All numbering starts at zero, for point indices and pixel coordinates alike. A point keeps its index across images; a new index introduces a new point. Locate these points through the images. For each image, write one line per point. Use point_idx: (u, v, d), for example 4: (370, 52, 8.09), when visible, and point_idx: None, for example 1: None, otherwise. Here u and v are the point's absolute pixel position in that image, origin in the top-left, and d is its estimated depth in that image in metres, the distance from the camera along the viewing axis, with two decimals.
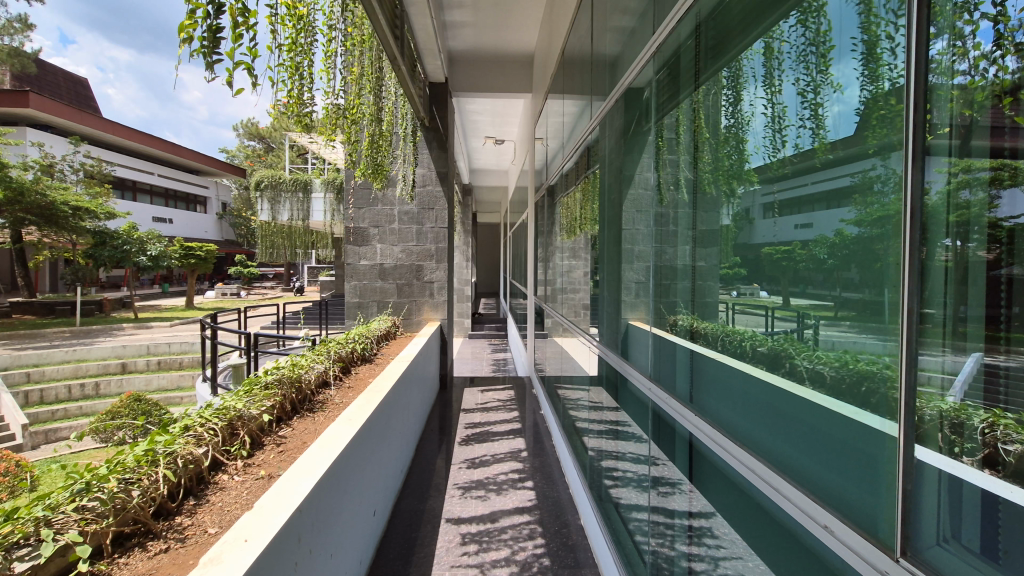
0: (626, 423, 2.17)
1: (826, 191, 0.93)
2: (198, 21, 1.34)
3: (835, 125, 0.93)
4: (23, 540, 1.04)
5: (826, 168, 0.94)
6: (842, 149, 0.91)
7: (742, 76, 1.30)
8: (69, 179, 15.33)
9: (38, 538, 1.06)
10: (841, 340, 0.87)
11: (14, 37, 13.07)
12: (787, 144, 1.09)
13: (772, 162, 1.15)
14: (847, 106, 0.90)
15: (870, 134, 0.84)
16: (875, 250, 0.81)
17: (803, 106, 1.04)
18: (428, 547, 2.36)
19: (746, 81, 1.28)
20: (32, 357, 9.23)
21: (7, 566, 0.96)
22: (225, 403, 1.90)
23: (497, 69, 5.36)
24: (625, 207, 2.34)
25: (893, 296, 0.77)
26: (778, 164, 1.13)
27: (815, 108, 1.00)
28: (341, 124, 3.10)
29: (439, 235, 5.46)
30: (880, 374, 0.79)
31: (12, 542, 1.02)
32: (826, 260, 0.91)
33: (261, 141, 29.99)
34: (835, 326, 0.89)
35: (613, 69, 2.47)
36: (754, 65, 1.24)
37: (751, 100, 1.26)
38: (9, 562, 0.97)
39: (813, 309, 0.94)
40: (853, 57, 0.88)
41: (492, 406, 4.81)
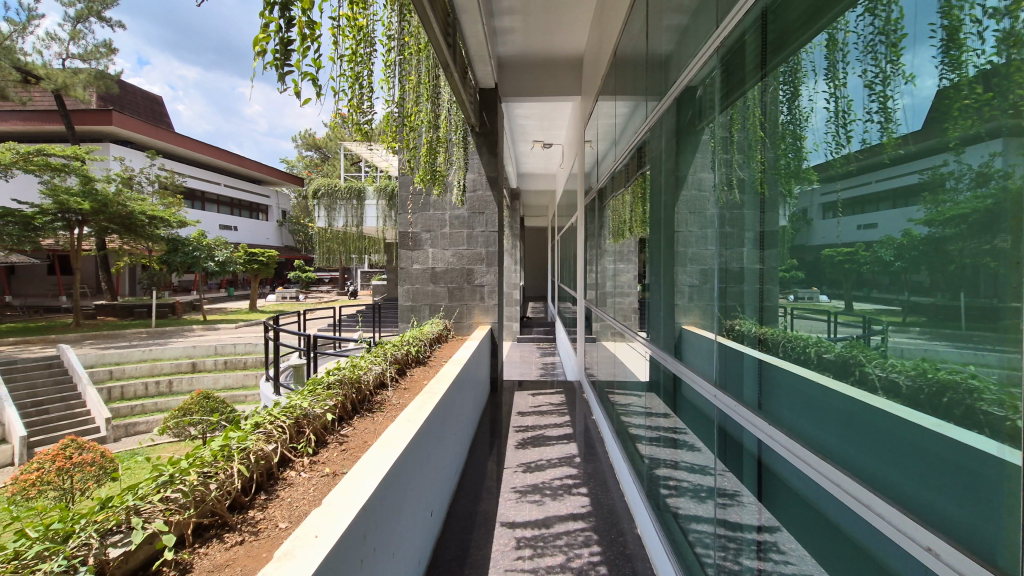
0: (683, 431, 2.09)
1: (891, 190, 0.89)
2: (271, 34, 1.41)
3: (906, 119, 0.87)
4: (116, 527, 1.11)
5: (894, 165, 0.90)
6: (914, 143, 0.85)
7: (802, 70, 1.23)
8: (146, 191, 16.52)
9: (128, 526, 1.13)
10: (912, 348, 0.84)
11: (99, 61, 14.35)
12: (852, 140, 1.03)
13: (834, 158, 1.09)
14: (918, 98, 0.85)
15: (950, 125, 0.78)
16: (948, 251, 0.77)
17: (871, 99, 0.98)
18: (484, 549, 2.37)
19: (806, 75, 1.21)
20: (114, 356, 9.95)
21: (103, 551, 1.02)
22: (291, 402, 1.95)
23: (546, 73, 5.37)
24: (678, 207, 2.28)
25: (973, 300, 0.73)
26: (841, 160, 1.07)
27: (882, 101, 0.94)
28: (399, 132, 3.21)
29: (489, 239, 5.50)
30: (964, 384, 0.74)
31: (107, 528, 1.09)
32: (892, 262, 0.88)
33: (318, 151, 31.14)
34: (905, 332, 0.86)
35: (666, 68, 2.42)
36: (814, 59, 1.18)
37: (811, 94, 1.19)
38: (104, 546, 1.03)
39: (881, 314, 0.91)
40: (930, 44, 0.83)
41: (544, 410, 4.79)
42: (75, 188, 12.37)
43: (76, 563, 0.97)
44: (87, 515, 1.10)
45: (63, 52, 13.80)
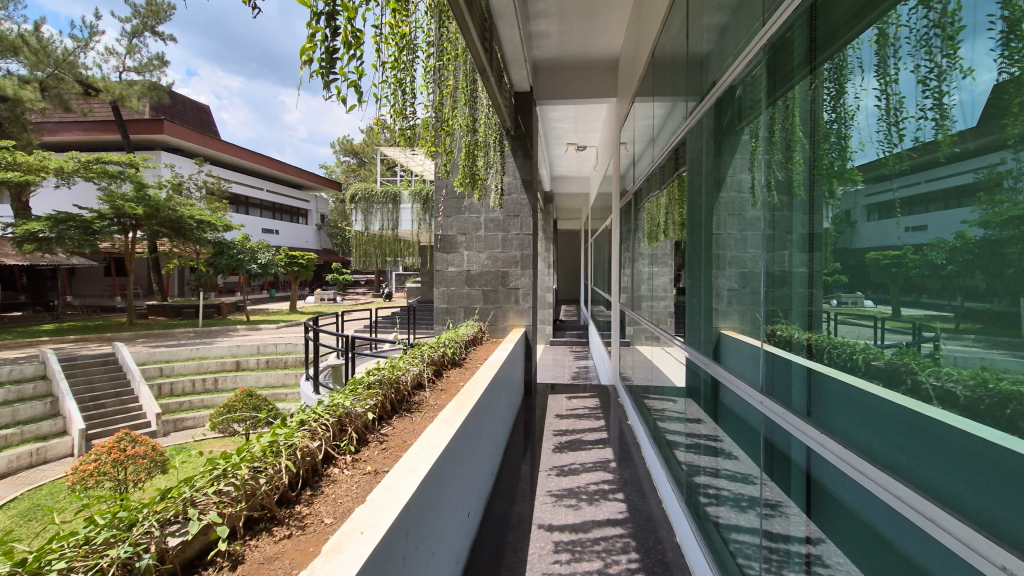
0: (723, 439, 2.04)
1: (944, 189, 0.86)
2: (317, 43, 1.44)
3: (963, 114, 0.84)
4: (174, 517, 1.15)
5: (949, 163, 0.86)
6: (972, 140, 0.82)
7: (849, 66, 1.18)
8: (194, 197, 17.27)
9: (185, 517, 1.17)
10: (966, 355, 0.81)
11: (153, 73, 15.23)
12: (905, 138, 0.99)
13: (884, 156, 1.05)
14: (973, 93, 0.82)
15: (1008, 122, 0.75)
16: (1005, 254, 0.75)
17: (924, 95, 0.94)
18: (520, 552, 2.36)
19: (853, 72, 1.17)
20: (164, 354, 10.39)
21: (163, 540, 1.06)
22: (333, 401, 2.00)
23: (581, 76, 5.35)
24: (716, 209, 2.24)
25: None
26: (893, 158, 1.02)
27: (937, 97, 0.90)
28: (438, 136, 3.26)
29: (524, 242, 5.50)
30: None
31: (167, 518, 1.14)
32: (944, 266, 0.86)
33: (355, 157, 31.87)
34: (958, 339, 0.83)
35: (705, 68, 2.38)
36: (862, 55, 1.13)
37: (857, 90, 1.15)
38: (164, 536, 1.08)
39: (933, 320, 0.88)
40: (989, 36, 0.80)
41: (579, 414, 4.76)
42: (130, 194, 13.02)
43: (141, 550, 1.01)
44: (148, 504, 1.15)
45: (120, 66, 14.58)
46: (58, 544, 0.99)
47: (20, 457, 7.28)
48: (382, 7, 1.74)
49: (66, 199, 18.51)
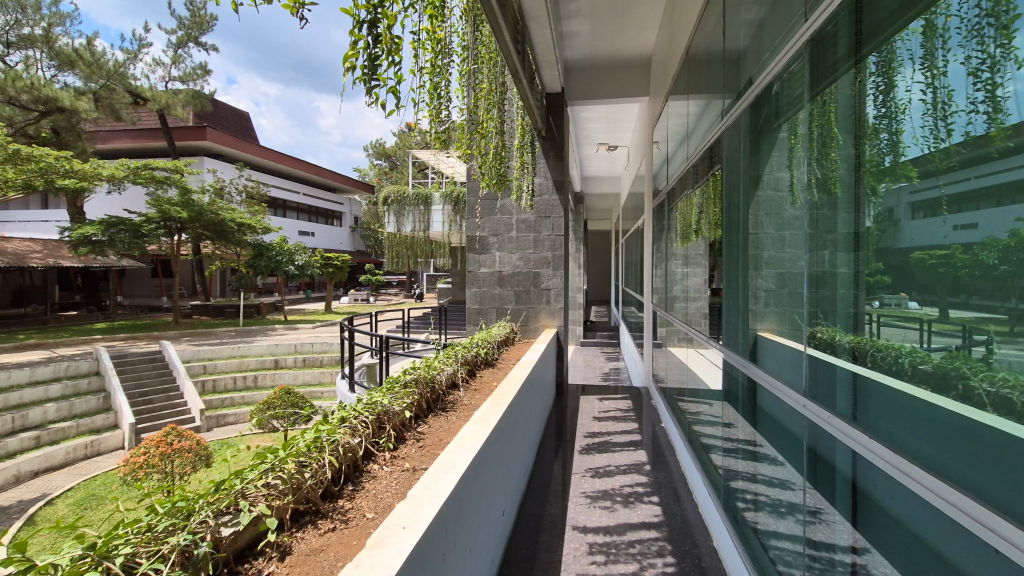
0: (763, 444, 1.99)
1: (995, 185, 0.83)
2: (359, 51, 1.48)
3: (1017, 107, 0.81)
4: (227, 508, 1.20)
5: (1002, 158, 0.83)
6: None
7: (895, 59, 1.14)
8: (235, 201, 17.93)
9: (236, 508, 1.22)
10: (1020, 360, 0.79)
11: (196, 82, 15.85)
12: (953, 132, 0.95)
13: (934, 151, 1.01)
14: None
15: None
16: None
17: (975, 88, 0.91)
18: (554, 553, 2.36)
19: (899, 64, 1.12)
20: (207, 352, 10.80)
21: (217, 530, 1.11)
22: (372, 398, 2.04)
23: (612, 75, 5.31)
24: (753, 208, 2.20)
25: None
26: (940, 155, 0.99)
27: (990, 89, 0.87)
28: (473, 138, 3.31)
29: (555, 243, 5.50)
30: None
31: (221, 508, 1.18)
32: (996, 266, 0.83)
33: (387, 159, 32.38)
34: (1012, 343, 0.80)
35: (741, 65, 2.34)
36: (910, 47, 1.09)
37: (907, 83, 1.10)
38: (218, 526, 1.12)
39: (984, 322, 0.85)
40: None
41: (611, 415, 4.72)
42: (176, 200, 13.64)
43: (198, 538, 1.06)
44: (204, 495, 1.21)
45: (166, 76, 15.22)
46: (123, 531, 1.04)
47: (76, 448, 7.68)
48: (419, 13, 1.77)
49: (116, 204, 19.42)
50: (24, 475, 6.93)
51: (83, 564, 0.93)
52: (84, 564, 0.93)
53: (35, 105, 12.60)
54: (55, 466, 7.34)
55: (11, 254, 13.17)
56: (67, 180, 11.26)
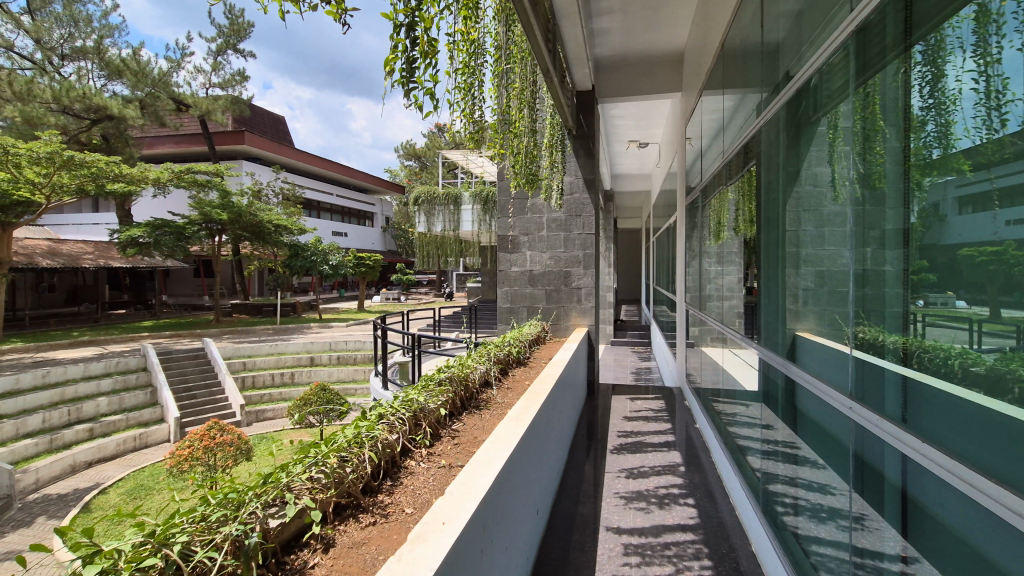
0: (803, 447, 1.93)
1: None
2: (398, 55, 1.52)
3: None
4: (275, 501, 1.24)
5: None
6: None
7: (943, 47, 1.10)
8: (272, 203, 18.50)
9: (283, 500, 1.26)
10: None
11: (235, 88, 16.36)
12: (1007, 123, 0.92)
13: (988, 141, 0.97)
14: None
15: None
16: None
17: None
18: (588, 553, 2.36)
19: (948, 52, 1.08)
20: (247, 349, 11.17)
21: (265, 521, 1.15)
22: (408, 395, 2.08)
23: (643, 71, 5.25)
24: (790, 204, 2.14)
25: None
26: (993, 147, 0.95)
27: None
28: (504, 137, 3.33)
29: (586, 242, 5.47)
30: None
31: (269, 500, 1.23)
32: None
33: (418, 160, 32.73)
34: None
35: (778, 58, 2.28)
36: (961, 34, 1.04)
37: (957, 72, 1.05)
38: (267, 517, 1.17)
39: None
40: None
41: (644, 415, 4.67)
42: (216, 202, 14.11)
43: (250, 528, 1.10)
44: (252, 487, 1.25)
45: (207, 82, 15.76)
46: (180, 519, 1.08)
47: (126, 440, 8.05)
48: (455, 16, 1.78)
49: (160, 206, 20.24)
50: (79, 465, 7.31)
51: (143, 551, 0.98)
52: (145, 550, 0.98)
53: (87, 113, 13.23)
54: (107, 457, 7.72)
55: (65, 256, 13.88)
56: (116, 184, 11.77)
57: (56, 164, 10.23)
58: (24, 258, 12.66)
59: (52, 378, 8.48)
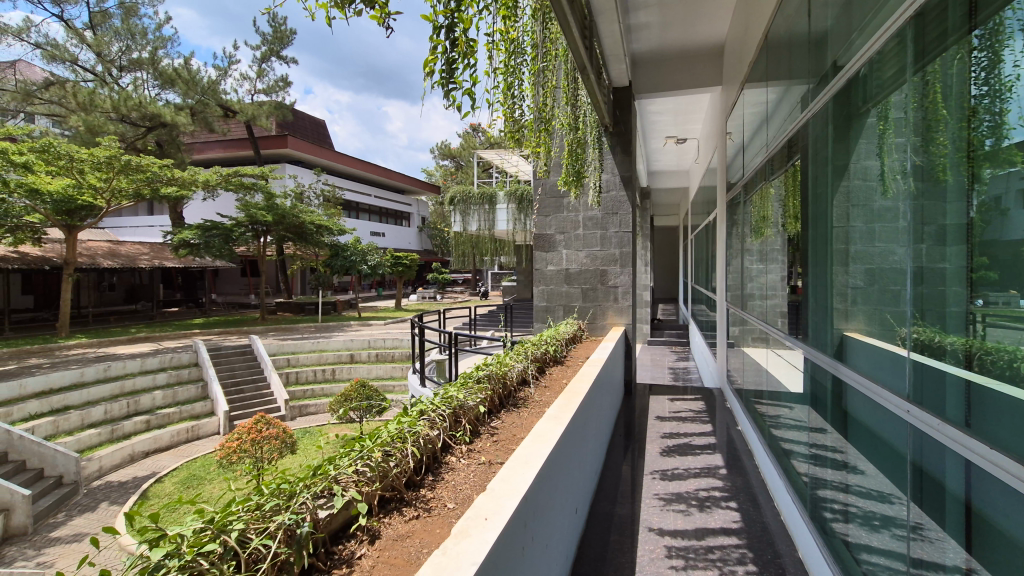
0: (854, 452, 1.85)
1: None
2: (437, 58, 1.55)
3: None
4: (323, 492, 1.28)
5: None
6: None
7: (1004, 31, 1.03)
8: (313, 205, 19.09)
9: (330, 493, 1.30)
10: None
11: (279, 94, 16.89)
12: None
13: None
14: None
15: None
16: None
17: None
18: (628, 554, 2.33)
19: (1009, 37, 1.02)
20: (291, 346, 11.57)
21: (315, 511, 1.19)
22: (448, 393, 2.11)
23: (682, 66, 5.14)
24: (838, 198, 2.07)
25: None
26: None
27: None
28: (541, 135, 3.37)
29: (623, 240, 5.41)
30: None
31: (318, 491, 1.27)
32: None
33: (454, 161, 33.00)
34: None
35: (824, 48, 2.21)
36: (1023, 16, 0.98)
37: (1016, 57, 1.00)
38: (316, 508, 1.21)
39: None
40: None
41: (683, 416, 4.59)
42: (262, 204, 14.63)
43: (302, 518, 1.14)
44: (302, 478, 1.29)
45: (252, 89, 16.36)
46: (237, 508, 1.13)
47: (179, 432, 8.46)
48: (494, 16, 1.81)
49: (209, 209, 21.15)
50: (138, 454, 7.73)
51: (204, 536, 1.03)
52: (205, 536, 1.03)
53: (142, 121, 13.96)
54: (162, 448, 8.14)
55: (124, 257, 14.68)
56: (169, 187, 12.35)
57: (115, 169, 10.84)
58: (87, 259, 13.46)
59: (112, 372, 8.96)
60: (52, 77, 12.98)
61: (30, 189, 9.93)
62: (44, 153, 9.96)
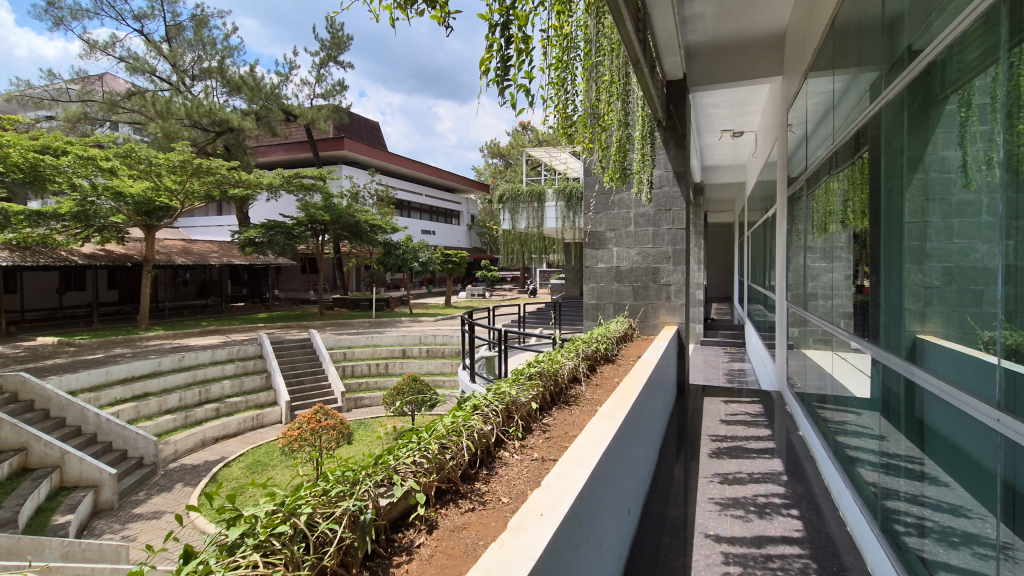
0: (930, 463, 1.74)
1: None
2: (493, 56, 1.56)
3: None
4: (383, 482, 1.33)
5: None
6: None
7: None
8: (368, 204, 19.70)
9: (389, 483, 1.35)
10: None
11: (336, 98, 17.49)
12: None
13: None
14: None
15: None
16: None
17: None
18: (684, 558, 2.29)
19: None
20: (347, 341, 11.99)
21: (376, 500, 1.24)
22: (501, 389, 2.14)
23: (740, 55, 4.94)
24: (912, 191, 1.94)
25: None
26: None
27: None
28: (593, 131, 3.37)
29: (676, 237, 5.28)
30: None
31: (380, 481, 1.32)
32: None
33: (502, 159, 33.03)
34: None
35: (898, 31, 2.07)
36: None
37: None
38: (378, 497, 1.25)
39: None
40: None
41: (739, 419, 4.44)
42: (320, 204, 15.22)
43: (365, 505, 1.18)
44: (364, 467, 1.35)
45: (311, 94, 17.04)
46: (305, 493, 1.18)
47: (245, 420, 8.94)
48: (548, 11, 1.81)
49: (272, 210, 22.23)
50: (208, 440, 8.25)
51: (276, 518, 1.09)
52: (277, 518, 1.09)
53: (212, 126, 14.82)
54: (230, 434, 8.64)
55: (196, 254, 15.66)
56: (236, 189, 13.04)
57: (188, 172, 11.61)
58: (163, 257, 14.44)
59: (185, 362, 9.58)
60: (133, 87, 14.03)
61: (115, 192, 10.69)
62: (127, 158, 10.91)
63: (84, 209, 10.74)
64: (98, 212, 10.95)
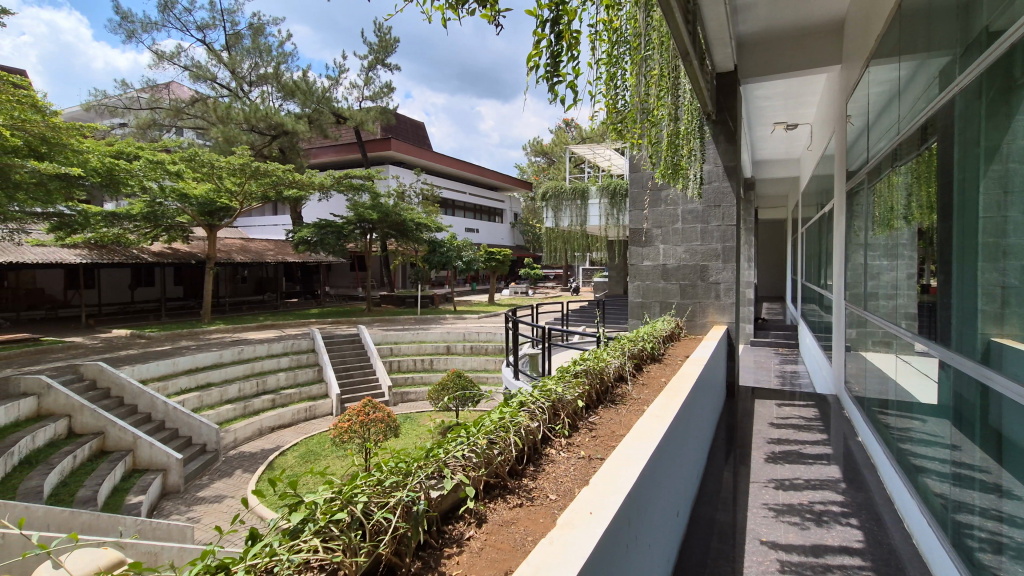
0: (1006, 475, 1.62)
1: None
2: (542, 53, 1.57)
3: None
4: (433, 475, 1.36)
5: None
6: None
7: None
8: (413, 203, 20.08)
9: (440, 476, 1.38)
10: None
11: (383, 99, 17.89)
12: None
13: None
14: None
15: None
16: None
17: None
18: (736, 563, 2.23)
19: None
20: (393, 337, 12.28)
21: (427, 491, 1.27)
22: (546, 386, 2.14)
23: (795, 44, 4.74)
24: (987, 183, 1.82)
25: None
26: None
27: None
28: (641, 126, 3.32)
29: (726, 234, 5.11)
30: None
31: (430, 473, 1.35)
32: None
33: (546, 157, 32.89)
34: None
35: (971, 13, 1.94)
36: None
37: None
38: (429, 489, 1.28)
39: None
40: None
41: (793, 423, 4.27)
42: (367, 203, 15.62)
43: (417, 497, 1.22)
44: (415, 458, 1.38)
45: (360, 96, 17.52)
46: (361, 482, 1.22)
47: (299, 411, 9.31)
48: (596, 6, 1.80)
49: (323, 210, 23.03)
50: (264, 429, 8.65)
51: (334, 505, 1.13)
52: (335, 505, 1.13)
53: (268, 130, 15.46)
54: (284, 424, 9.02)
55: (253, 252, 16.43)
56: (290, 189, 13.55)
57: (246, 174, 12.20)
58: (224, 254, 15.22)
59: (244, 354, 10.08)
60: (196, 94, 14.82)
61: (181, 194, 11.36)
62: (191, 162, 11.55)
63: (153, 209, 11.45)
64: (165, 212, 11.64)
